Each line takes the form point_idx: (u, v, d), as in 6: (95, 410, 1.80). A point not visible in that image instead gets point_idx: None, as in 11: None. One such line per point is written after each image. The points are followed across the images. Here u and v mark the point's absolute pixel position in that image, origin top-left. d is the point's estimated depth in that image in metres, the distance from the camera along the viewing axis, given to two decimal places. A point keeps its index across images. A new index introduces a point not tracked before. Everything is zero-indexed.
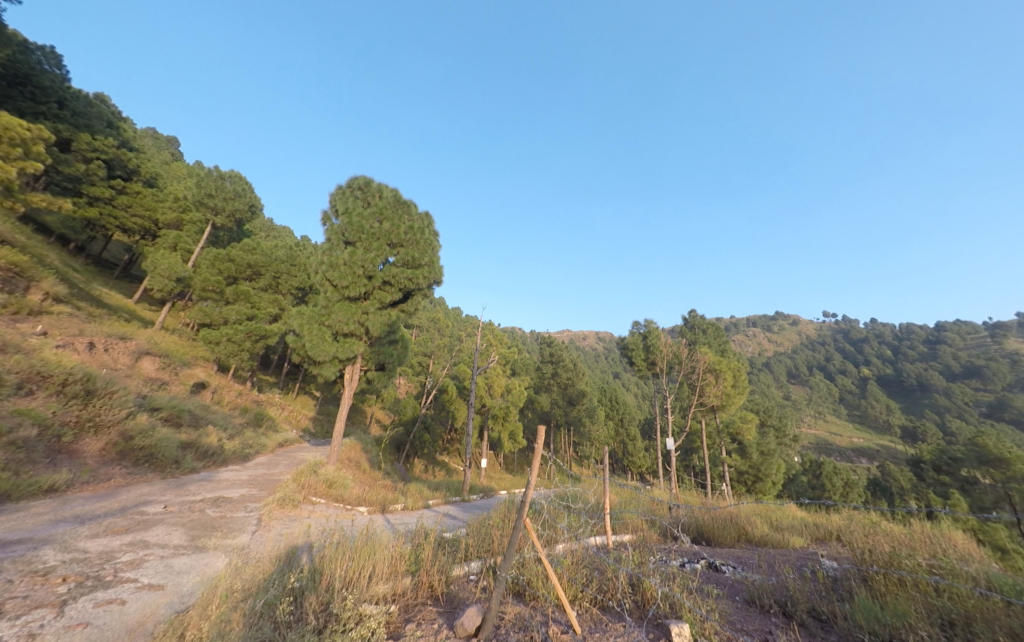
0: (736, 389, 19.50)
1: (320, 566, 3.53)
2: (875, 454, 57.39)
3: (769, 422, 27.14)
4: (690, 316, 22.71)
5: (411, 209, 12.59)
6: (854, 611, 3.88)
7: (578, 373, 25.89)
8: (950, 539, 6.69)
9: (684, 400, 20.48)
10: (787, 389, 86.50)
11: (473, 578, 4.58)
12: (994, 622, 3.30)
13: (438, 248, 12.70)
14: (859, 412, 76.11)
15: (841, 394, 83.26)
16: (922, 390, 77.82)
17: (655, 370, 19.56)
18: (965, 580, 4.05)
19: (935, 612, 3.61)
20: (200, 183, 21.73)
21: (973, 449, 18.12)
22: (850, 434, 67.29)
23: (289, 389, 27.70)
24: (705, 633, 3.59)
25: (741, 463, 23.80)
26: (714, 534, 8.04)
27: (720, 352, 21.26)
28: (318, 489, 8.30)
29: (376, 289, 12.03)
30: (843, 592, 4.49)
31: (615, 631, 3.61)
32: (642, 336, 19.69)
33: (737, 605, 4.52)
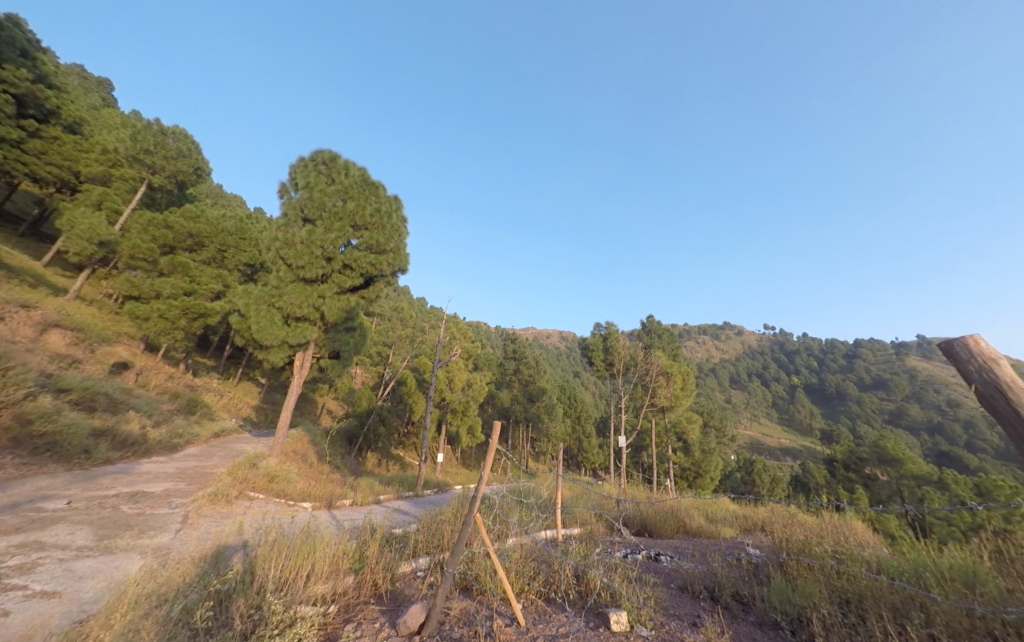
0: (685, 392, 20.10)
1: (250, 568, 3.27)
2: (799, 454, 63.39)
3: (712, 423, 29.04)
4: (648, 320, 23.66)
5: (380, 191, 12.07)
6: (771, 594, 4.24)
7: (539, 370, 26.23)
8: (853, 529, 7.53)
9: (637, 400, 21.37)
10: (729, 393, 93.11)
11: (420, 575, 4.48)
12: (881, 598, 3.69)
13: (405, 234, 12.30)
14: (788, 416, 83.63)
15: (774, 399, 90.90)
16: (841, 398, 86.87)
17: (612, 370, 20.25)
18: (861, 563, 4.58)
19: (836, 592, 4.00)
20: (136, 136, 19.46)
21: (877, 450, 20.50)
22: (779, 435, 73.73)
23: (230, 374, 25.76)
24: (641, 620, 3.75)
25: (684, 460, 25.29)
26: (655, 527, 8.44)
27: (673, 356, 22.38)
28: (256, 484, 7.78)
29: (335, 272, 11.40)
30: (763, 577, 4.89)
31: (557, 621, 3.68)
32: (603, 336, 20.29)
33: (672, 592, 4.79)
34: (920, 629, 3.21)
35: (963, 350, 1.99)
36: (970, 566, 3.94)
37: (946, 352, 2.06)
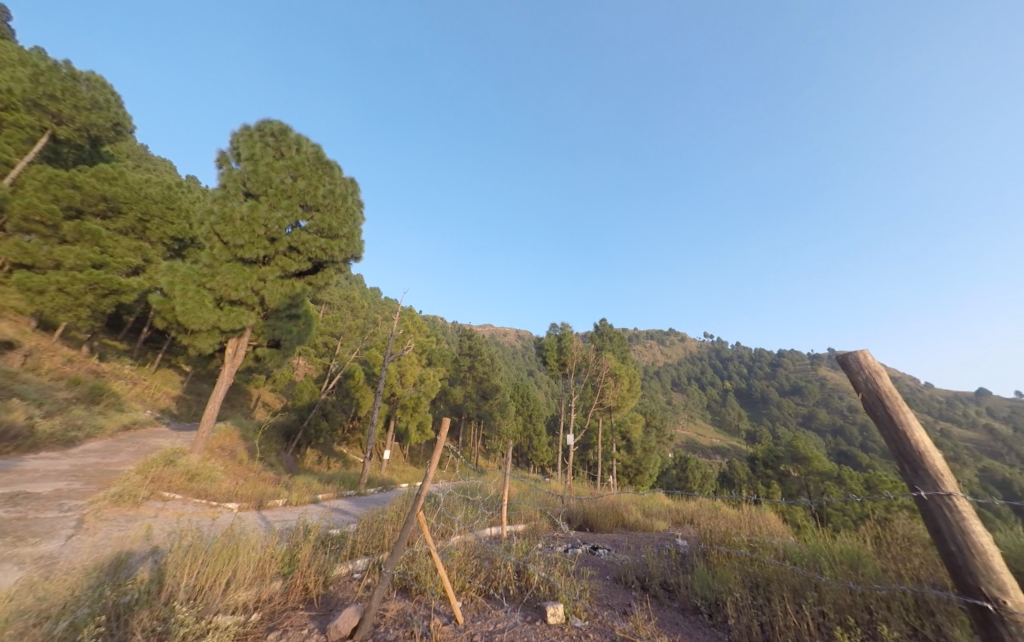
0: (630, 392, 21.27)
1: (158, 578, 2.95)
2: (727, 452, 69.34)
3: (653, 423, 30.87)
4: (601, 324, 24.55)
5: (335, 172, 11.40)
6: (693, 581, 4.59)
7: (493, 367, 26.27)
8: (767, 520, 8.38)
9: (586, 400, 22.14)
10: (670, 395, 99.46)
11: (357, 576, 4.32)
12: (784, 581, 4.14)
13: (361, 220, 11.74)
14: (719, 417, 91.08)
15: (709, 402, 98.56)
16: (764, 402, 96.22)
17: (565, 370, 20.80)
18: (769, 549, 5.13)
19: (747, 577, 4.43)
20: (37, 77, 16.45)
21: (790, 449, 22.99)
22: (711, 435, 80.16)
23: (148, 360, 23.05)
24: (576, 611, 3.90)
25: (627, 457, 26.66)
26: (596, 521, 8.80)
27: (622, 359, 23.44)
28: (172, 483, 7.04)
29: (279, 254, 10.60)
30: (688, 566, 5.29)
31: (495, 617, 3.71)
32: (557, 337, 20.76)
33: (607, 583, 5.04)
34: (813, 606, 3.65)
35: (855, 363, 2.26)
36: (857, 552, 4.53)
37: (842, 364, 2.33)
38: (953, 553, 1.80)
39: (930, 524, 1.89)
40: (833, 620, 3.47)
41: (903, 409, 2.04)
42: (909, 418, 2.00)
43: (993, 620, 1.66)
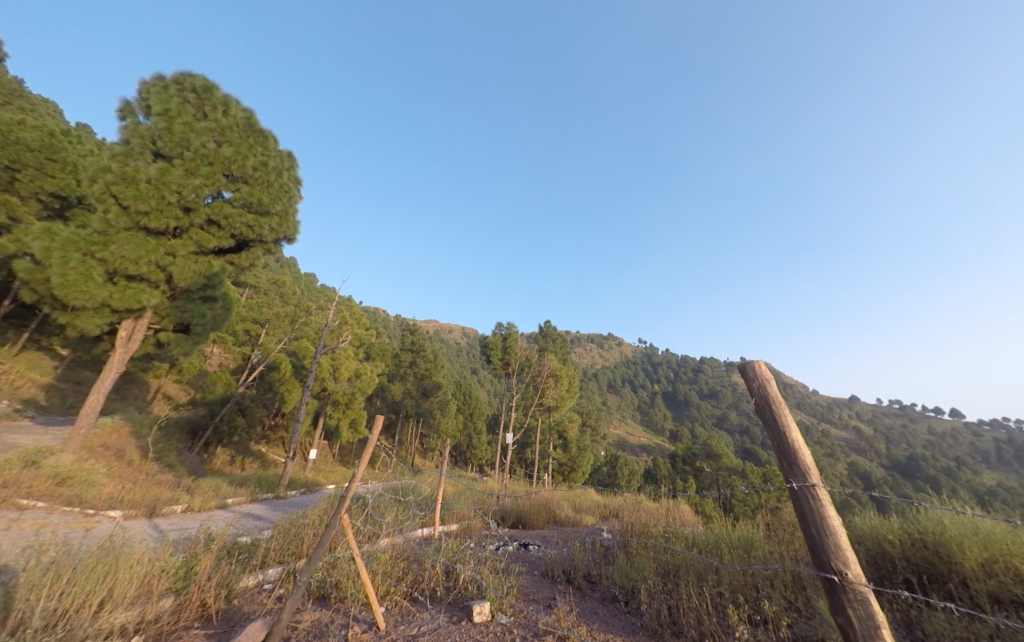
0: (569, 393, 22.07)
1: (5, 603, 2.46)
2: (653, 451, 74.88)
3: (589, 422, 32.38)
4: (546, 325, 25.14)
5: (270, 142, 10.46)
6: (614, 572, 4.87)
7: (436, 364, 25.71)
8: (681, 512, 9.19)
9: (527, 400, 22.57)
10: (606, 396, 105.01)
11: (267, 588, 3.96)
12: (690, 567, 4.56)
13: (297, 198, 10.97)
14: (648, 418, 98.12)
15: (640, 403, 105.77)
16: (687, 404, 105.54)
17: (508, 370, 21.00)
18: (681, 538, 5.62)
19: (660, 565, 4.81)
20: None
21: (706, 448, 25.46)
22: (640, 434, 86.03)
23: (11, 341, 19.10)
24: (502, 608, 3.93)
25: (562, 456, 27.63)
26: (529, 519, 8.98)
27: (563, 361, 24.24)
28: (34, 489, 5.90)
29: (194, 227, 9.36)
30: (610, 557, 5.61)
31: (419, 620, 3.63)
32: (503, 336, 20.89)
33: (534, 579, 5.16)
34: (712, 588, 4.07)
35: (750, 372, 2.56)
36: (751, 538, 5.14)
37: (740, 372, 2.62)
38: (813, 536, 2.09)
39: (798, 513, 2.17)
40: (728, 599, 3.91)
41: (784, 414, 2.35)
42: (788, 419, 2.32)
43: (839, 593, 1.95)
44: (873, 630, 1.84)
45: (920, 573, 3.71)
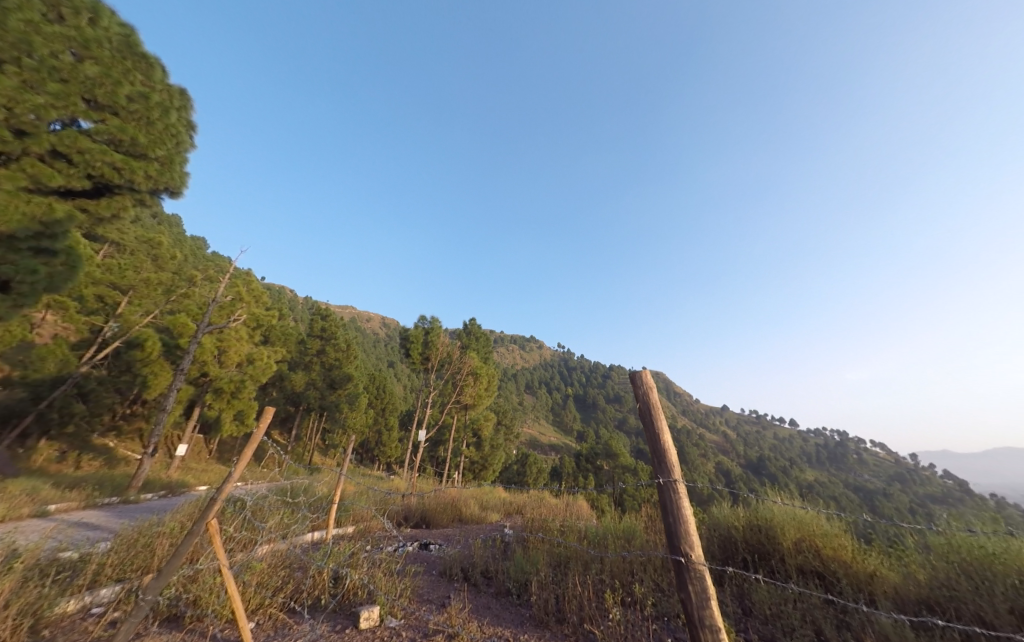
0: (487, 392, 22.22)
1: None
2: (561, 450, 79.44)
3: (504, 421, 33.08)
4: (471, 323, 25.01)
5: (158, 70, 8.30)
6: (510, 568, 5.01)
7: (348, 354, 23.86)
8: (579, 507, 9.89)
9: (445, 397, 22.19)
10: (522, 397, 108.47)
11: (96, 612, 3.25)
12: (579, 557, 4.90)
13: (189, 146, 9.21)
14: (559, 419, 103.79)
15: (553, 405, 111.42)
16: (594, 407, 114.13)
17: (427, 365, 20.39)
18: (574, 531, 6.03)
19: (554, 556, 5.08)
20: None
21: (607, 448, 27.77)
22: (551, 434, 90.59)
23: None
24: (392, 611, 3.79)
25: (475, 454, 27.78)
26: (433, 517, 8.83)
27: (484, 360, 24.34)
28: None
29: (29, 156, 6.53)
30: (508, 552, 5.77)
31: (294, 633, 3.31)
32: (425, 330, 20.24)
33: (430, 579, 5.07)
34: (595, 575, 4.44)
35: (638, 380, 2.87)
36: (633, 529, 5.72)
37: (629, 379, 2.91)
38: (670, 524, 2.39)
39: (662, 504, 2.47)
40: (607, 585, 4.30)
41: (660, 418, 2.68)
42: (661, 422, 2.65)
43: (684, 570, 2.27)
44: (705, 601, 2.17)
45: (755, 553, 4.53)
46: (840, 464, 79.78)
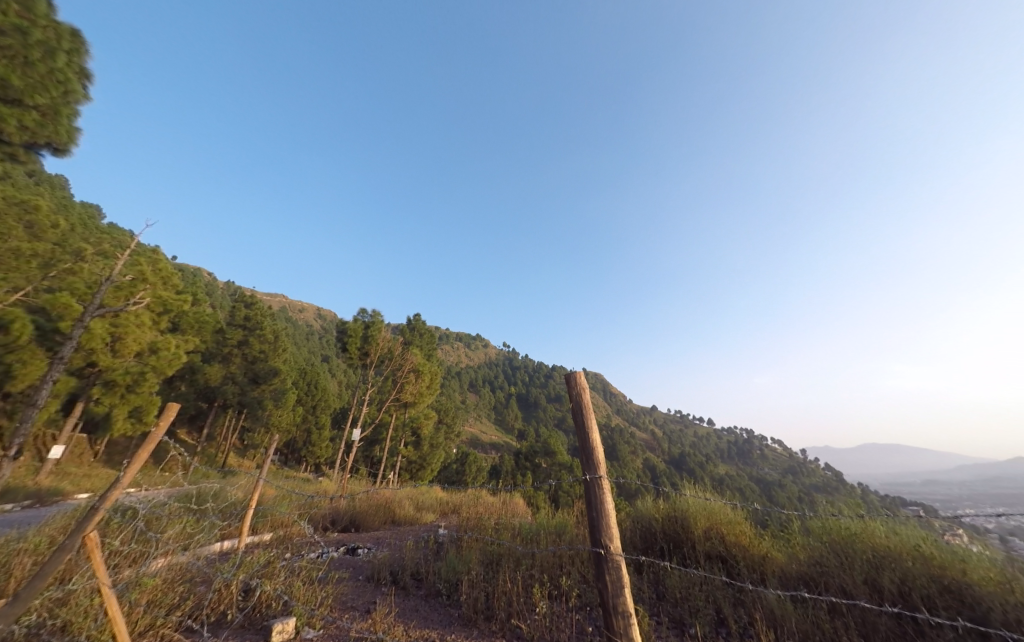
0: (429, 390, 21.72)
1: None
2: (501, 448, 80.15)
3: (445, 420, 32.58)
4: (415, 318, 24.28)
5: (42, 1, 6.56)
6: (441, 568, 4.95)
7: (276, 347, 21.90)
8: (515, 504, 10.06)
9: (383, 394, 21.29)
10: (465, 395, 107.71)
11: None
12: (511, 554, 4.97)
13: (82, 97, 7.80)
14: (501, 418, 104.71)
15: (496, 403, 112.12)
16: (535, 406, 116.85)
17: (365, 360, 19.38)
18: (508, 529, 6.12)
19: (486, 554, 5.11)
20: None
21: (545, 445, 28.57)
22: (492, 433, 91.03)
23: None
24: (311, 621, 3.55)
25: (413, 453, 27.01)
26: (364, 520, 8.44)
27: (427, 357, 23.77)
28: None
29: None
30: (441, 552, 5.70)
31: None
32: (365, 324, 19.24)
33: (356, 584, 4.85)
34: (525, 571, 4.56)
35: (572, 381, 3.00)
36: (564, 524, 5.96)
37: (564, 380, 3.02)
38: (594, 518, 2.54)
39: (587, 499, 2.62)
40: (536, 579, 4.43)
41: (590, 418, 2.82)
42: (590, 422, 2.81)
43: (603, 561, 2.43)
44: (619, 589, 2.34)
45: (670, 541, 4.95)
46: (745, 459, 90.21)
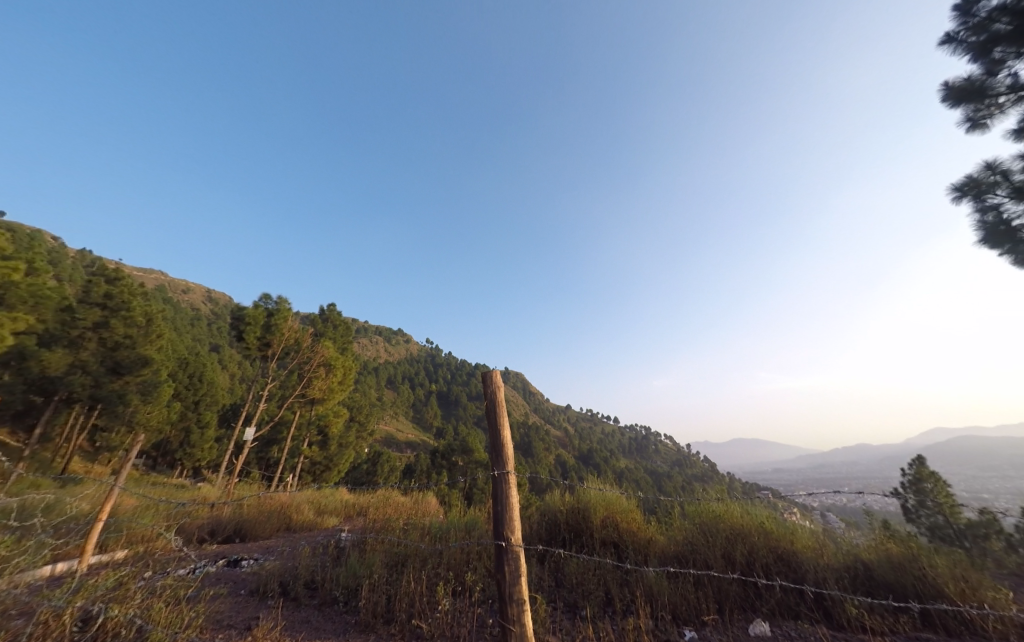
0: (341, 385, 20.22)
1: None
2: (417, 446, 77.84)
3: (357, 417, 30.56)
4: (329, 308, 22.35)
5: None
6: (339, 574, 4.65)
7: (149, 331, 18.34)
8: (427, 503, 9.87)
9: (286, 389, 19.22)
10: (383, 392, 102.36)
11: None
12: (418, 555, 4.85)
13: None
14: (419, 415, 101.66)
15: (415, 400, 108.53)
16: (456, 404, 115.83)
17: (265, 352, 17.22)
18: (416, 529, 5.97)
19: (392, 556, 4.90)
20: None
21: (463, 443, 28.44)
22: (409, 431, 87.87)
23: None
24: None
25: (318, 454, 24.85)
26: (252, 529, 7.54)
27: (341, 350, 22.06)
28: None
29: None
30: (341, 558, 5.34)
31: None
32: (268, 312, 17.06)
33: (236, 601, 4.33)
34: (431, 570, 4.52)
35: (489, 380, 3.07)
36: (475, 521, 6.03)
37: (481, 379, 3.10)
38: (498, 513, 2.64)
39: (493, 493, 2.72)
40: (441, 577, 4.42)
41: (503, 417, 2.93)
42: (502, 418, 2.91)
43: (503, 553, 2.55)
44: (516, 578, 2.50)
45: (572, 531, 5.33)
46: (642, 453, 100.68)
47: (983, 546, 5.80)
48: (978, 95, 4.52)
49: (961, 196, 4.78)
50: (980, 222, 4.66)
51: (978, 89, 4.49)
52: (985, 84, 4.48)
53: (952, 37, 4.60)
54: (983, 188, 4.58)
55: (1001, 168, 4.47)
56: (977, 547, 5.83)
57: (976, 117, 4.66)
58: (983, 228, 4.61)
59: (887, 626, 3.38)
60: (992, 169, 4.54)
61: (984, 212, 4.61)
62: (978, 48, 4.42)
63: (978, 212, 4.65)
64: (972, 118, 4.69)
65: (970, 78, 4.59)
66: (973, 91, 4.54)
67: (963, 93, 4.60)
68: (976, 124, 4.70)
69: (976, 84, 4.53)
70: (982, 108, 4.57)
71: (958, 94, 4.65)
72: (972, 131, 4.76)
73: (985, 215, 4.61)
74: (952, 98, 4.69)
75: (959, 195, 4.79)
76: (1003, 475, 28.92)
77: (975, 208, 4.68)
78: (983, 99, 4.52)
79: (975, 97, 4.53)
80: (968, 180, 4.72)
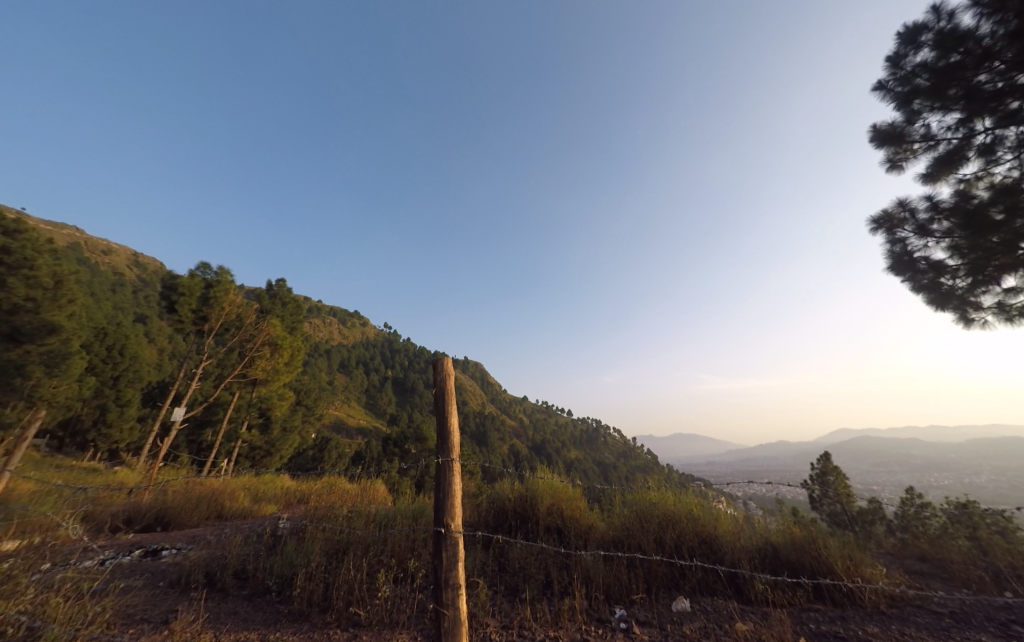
0: (288, 367, 19.14)
1: None
2: (368, 434, 75.58)
3: (304, 402, 28.98)
4: (278, 284, 20.98)
5: None
6: (273, 563, 4.43)
7: None
8: (374, 490, 9.61)
9: (225, 368, 17.81)
10: (334, 377, 97.73)
11: None
12: (362, 544, 4.67)
13: None
14: (372, 402, 98.55)
15: (369, 387, 104.76)
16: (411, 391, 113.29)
17: (201, 326, 15.71)
18: (359, 518, 5.74)
19: (332, 545, 4.68)
20: None
21: (414, 433, 27.81)
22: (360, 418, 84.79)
23: None
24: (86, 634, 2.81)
25: (259, 439, 23.40)
26: (177, 517, 6.97)
27: (289, 329, 20.75)
28: None
29: None
30: (277, 546, 5.05)
31: None
32: (206, 283, 15.58)
33: (151, 594, 3.99)
34: (371, 557, 4.44)
35: (439, 367, 3.05)
36: (421, 508, 6.00)
37: (430, 365, 3.06)
38: (440, 499, 2.63)
39: (437, 481, 2.70)
40: (382, 564, 4.37)
41: (451, 404, 2.90)
42: (450, 406, 2.88)
43: (442, 539, 2.55)
44: (453, 563, 2.52)
45: (518, 517, 5.46)
46: (591, 445, 105.27)
47: (868, 529, 6.77)
48: (898, 140, 5.07)
49: (877, 228, 5.37)
50: (889, 251, 5.27)
51: (899, 135, 5.05)
52: (904, 130, 5.04)
53: (883, 85, 5.13)
54: (895, 223, 5.18)
55: (910, 206, 5.06)
56: (863, 530, 6.74)
57: (895, 159, 5.19)
58: (892, 257, 5.22)
59: (786, 599, 3.83)
60: (903, 207, 5.14)
61: (893, 243, 5.21)
62: (901, 98, 4.96)
63: (888, 243, 5.26)
64: (891, 160, 5.23)
65: (894, 123, 5.15)
66: (895, 136, 5.09)
67: (887, 137, 5.15)
68: (894, 165, 5.23)
69: (898, 130, 5.09)
70: (900, 151, 5.11)
71: (883, 137, 5.20)
72: (891, 171, 5.31)
73: (894, 245, 5.21)
74: (878, 139, 5.23)
75: (875, 228, 5.39)
76: (893, 472, 32.58)
77: (887, 239, 5.28)
78: (901, 144, 5.07)
79: (895, 141, 5.09)
80: (884, 214, 5.32)
